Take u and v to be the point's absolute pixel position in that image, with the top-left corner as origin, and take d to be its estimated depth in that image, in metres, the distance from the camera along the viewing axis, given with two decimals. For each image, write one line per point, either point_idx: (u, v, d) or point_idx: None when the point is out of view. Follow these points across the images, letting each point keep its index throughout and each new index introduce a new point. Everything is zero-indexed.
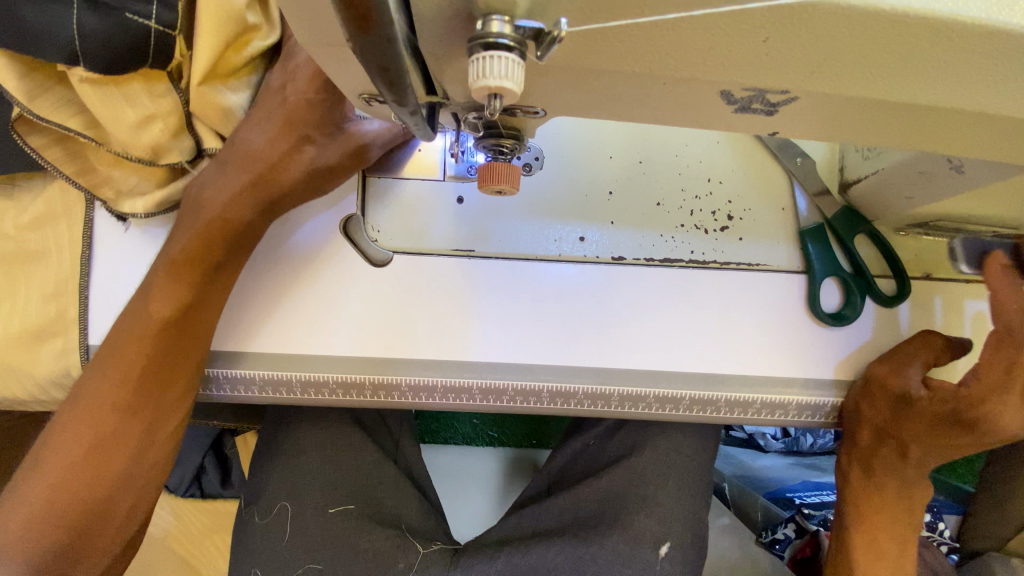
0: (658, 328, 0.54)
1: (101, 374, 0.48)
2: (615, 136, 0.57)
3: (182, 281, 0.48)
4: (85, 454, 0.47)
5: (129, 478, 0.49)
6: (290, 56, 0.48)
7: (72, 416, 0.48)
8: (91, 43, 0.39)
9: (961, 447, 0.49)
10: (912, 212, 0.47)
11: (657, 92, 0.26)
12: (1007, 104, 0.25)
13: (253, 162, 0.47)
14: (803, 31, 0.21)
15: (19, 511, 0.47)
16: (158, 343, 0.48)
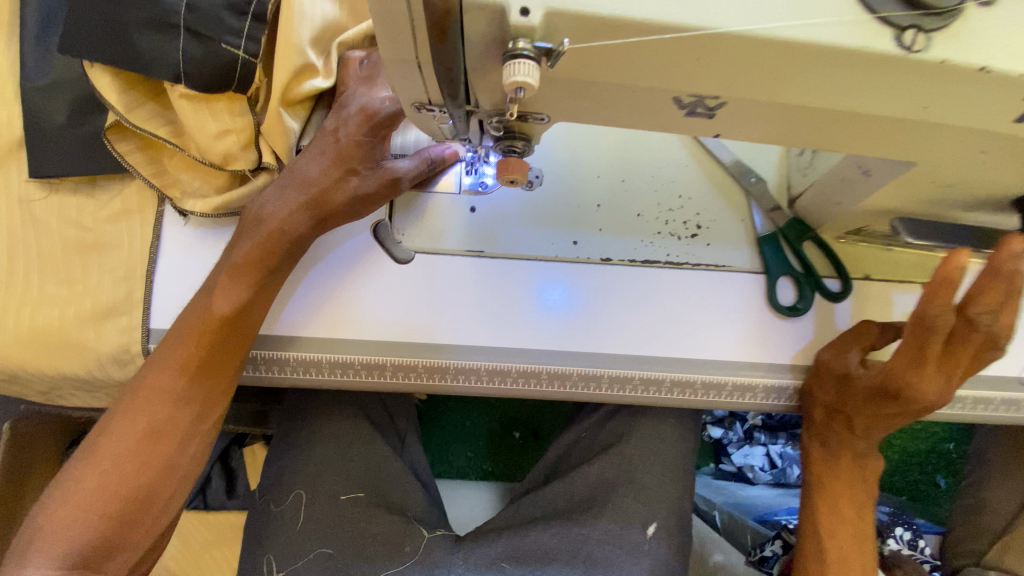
0: (642, 320, 0.63)
1: (158, 365, 0.55)
2: (601, 160, 0.68)
3: (241, 283, 0.56)
4: (138, 440, 0.53)
5: (173, 464, 0.55)
6: (340, 105, 0.59)
7: (129, 405, 0.54)
8: (193, 65, 0.52)
9: (896, 416, 0.56)
10: (843, 216, 0.57)
11: (631, 97, 0.36)
12: (876, 108, 0.35)
13: (308, 187, 0.57)
14: (720, 55, 0.31)
15: (74, 496, 0.52)
16: (214, 336, 0.55)
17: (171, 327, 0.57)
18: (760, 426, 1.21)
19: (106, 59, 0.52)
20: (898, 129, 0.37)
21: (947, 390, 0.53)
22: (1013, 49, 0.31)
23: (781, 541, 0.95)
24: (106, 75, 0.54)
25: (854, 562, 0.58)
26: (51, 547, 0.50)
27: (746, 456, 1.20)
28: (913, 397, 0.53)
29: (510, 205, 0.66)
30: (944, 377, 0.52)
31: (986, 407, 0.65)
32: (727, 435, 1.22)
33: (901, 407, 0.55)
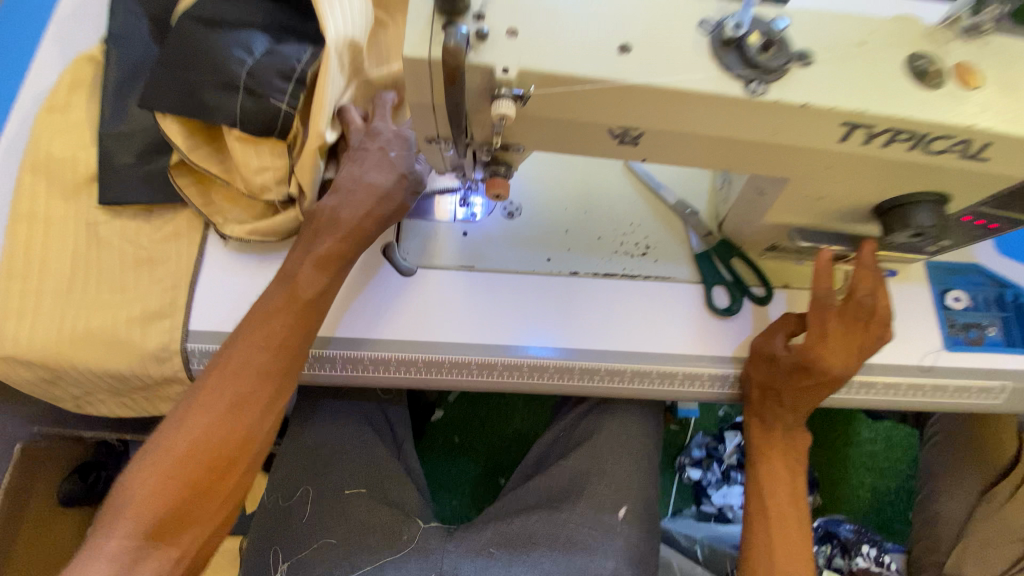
0: (604, 320, 0.76)
1: (246, 345, 0.65)
2: (568, 195, 0.83)
3: (325, 271, 0.69)
4: (225, 411, 0.62)
5: (254, 433, 0.64)
6: (372, 132, 0.74)
7: (217, 379, 0.63)
8: (247, 116, 0.69)
9: (816, 389, 0.69)
10: (755, 234, 0.73)
11: (580, 129, 0.52)
12: (747, 135, 0.50)
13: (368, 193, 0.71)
14: (633, 99, 0.47)
15: (169, 459, 0.60)
16: (297, 318, 0.67)
17: (253, 313, 0.67)
18: (736, 466, 1.36)
19: (180, 112, 0.69)
20: (766, 153, 0.53)
21: (849, 364, 0.66)
22: (826, 92, 0.47)
23: None
24: (175, 126, 0.70)
25: (788, 515, 0.69)
26: (145, 505, 0.58)
27: (726, 497, 1.34)
28: (823, 368, 0.66)
29: (495, 230, 0.80)
30: (846, 350, 0.66)
31: (894, 392, 0.77)
32: (706, 476, 1.37)
33: (816, 378, 0.67)
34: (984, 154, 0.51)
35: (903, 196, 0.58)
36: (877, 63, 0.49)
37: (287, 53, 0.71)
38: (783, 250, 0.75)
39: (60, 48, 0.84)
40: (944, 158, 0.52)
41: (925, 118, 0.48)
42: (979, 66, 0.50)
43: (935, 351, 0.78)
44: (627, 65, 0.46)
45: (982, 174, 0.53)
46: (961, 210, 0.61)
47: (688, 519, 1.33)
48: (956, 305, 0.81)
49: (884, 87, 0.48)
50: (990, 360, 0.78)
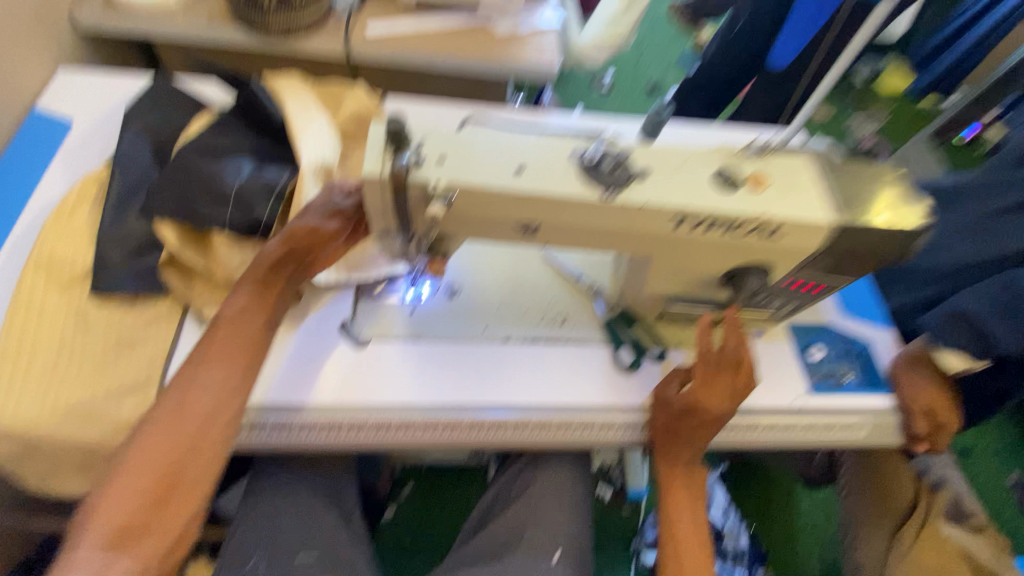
0: (532, 378, 0.90)
1: (191, 365, 0.71)
2: (498, 276, 1.00)
3: (243, 291, 0.75)
4: (169, 424, 0.67)
5: (200, 440, 0.68)
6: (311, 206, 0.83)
7: (165, 398, 0.69)
8: (232, 225, 0.86)
9: (706, 427, 0.84)
10: (645, 304, 0.92)
11: (493, 223, 0.71)
12: (613, 226, 0.70)
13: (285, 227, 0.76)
14: (526, 201, 0.67)
15: (126, 472, 0.65)
16: (230, 331, 0.73)
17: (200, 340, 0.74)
18: None
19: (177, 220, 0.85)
20: (629, 239, 0.73)
21: (730, 404, 0.82)
22: (659, 196, 0.68)
23: None
24: (171, 231, 0.86)
25: (691, 539, 0.82)
26: (106, 516, 0.63)
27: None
28: (707, 408, 0.82)
29: (438, 307, 0.95)
30: (726, 393, 0.81)
31: (773, 429, 0.94)
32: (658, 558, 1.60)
33: (701, 418, 0.83)
34: (779, 234, 0.72)
35: (738, 266, 0.79)
36: (695, 175, 0.71)
37: (270, 178, 0.90)
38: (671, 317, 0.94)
39: (69, 170, 1.01)
40: (753, 238, 0.73)
41: (729, 210, 0.69)
42: (766, 176, 0.74)
43: (803, 395, 0.95)
44: (522, 179, 0.67)
45: (783, 248, 0.75)
46: (785, 276, 0.82)
47: None
48: (815, 358, 1.00)
49: (700, 190, 0.70)
50: (847, 400, 0.96)
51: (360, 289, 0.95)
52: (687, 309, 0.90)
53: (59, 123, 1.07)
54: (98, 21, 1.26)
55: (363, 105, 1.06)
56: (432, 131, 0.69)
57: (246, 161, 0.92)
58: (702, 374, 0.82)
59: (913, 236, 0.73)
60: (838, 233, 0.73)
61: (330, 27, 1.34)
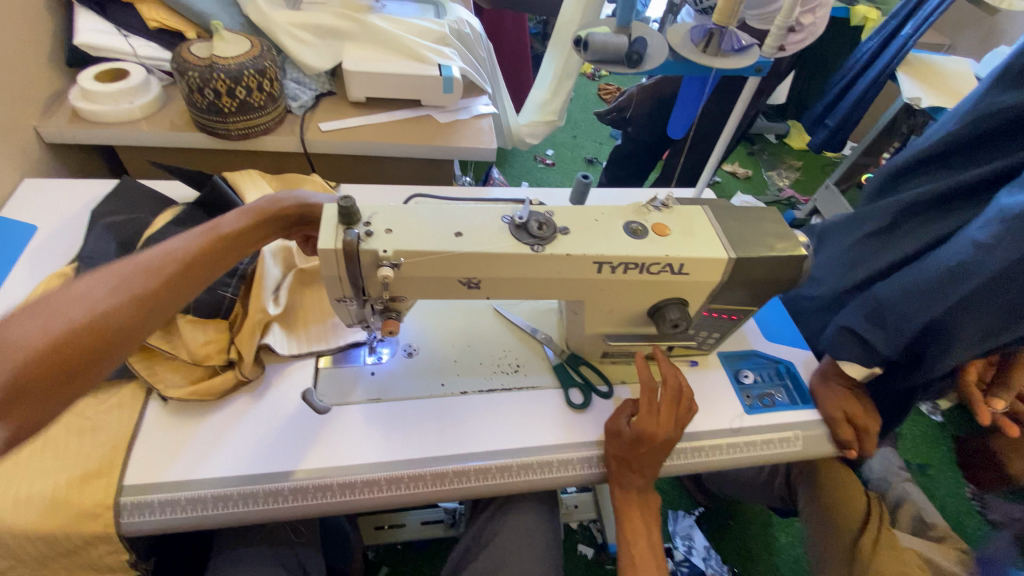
0: (490, 425, 0.96)
1: (174, 248, 0.76)
2: (452, 333, 1.08)
3: (241, 219, 0.85)
4: (129, 296, 0.69)
5: (142, 325, 0.70)
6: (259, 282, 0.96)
7: (126, 266, 0.72)
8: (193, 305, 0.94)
9: (656, 452, 0.90)
10: (587, 345, 1.02)
11: (439, 282, 0.80)
12: (544, 275, 0.81)
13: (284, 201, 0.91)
14: (466, 261, 0.77)
15: (54, 321, 0.63)
16: (206, 247, 0.79)
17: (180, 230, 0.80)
18: None
19: None
20: (561, 285, 0.84)
21: (675, 429, 0.90)
22: (580, 247, 0.79)
23: None
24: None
25: (649, 558, 0.92)
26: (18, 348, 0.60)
27: None
28: (656, 435, 0.88)
29: (397, 368, 1.01)
30: (670, 420, 0.89)
31: (720, 451, 1.01)
32: None
33: (653, 446, 0.89)
34: (686, 270, 0.85)
35: (658, 302, 0.90)
36: (608, 228, 0.83)
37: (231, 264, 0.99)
38: (613, 355, 1.04)
39: (35, 270, 1.05)
40: (665, 275, 0.85)
41: (639, 253, 0.81)
42: (668, 224, 0.87)
43: (740, 416, 1.05)
44: (460, 241, 0.77)
45: (693, 283, 0.87)
46: (701, 308, 0.94)
47: None
48: (747, 381, 1.11)
49: (615, 238, 0.82)
50: (779, 417, 1.07)
51: (322, 355, 1.01)
52: (625, 347, 1.00)
53: (24, 228, 1.12)
54: (65, 134, 1.35)
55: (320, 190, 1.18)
56: (379, 208, 0.79)
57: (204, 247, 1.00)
58: (649, 404, 0.89)
59: (795, 264, 0.87)
60: (735, 265, 0.85)
61: (287, 126, 1.48)
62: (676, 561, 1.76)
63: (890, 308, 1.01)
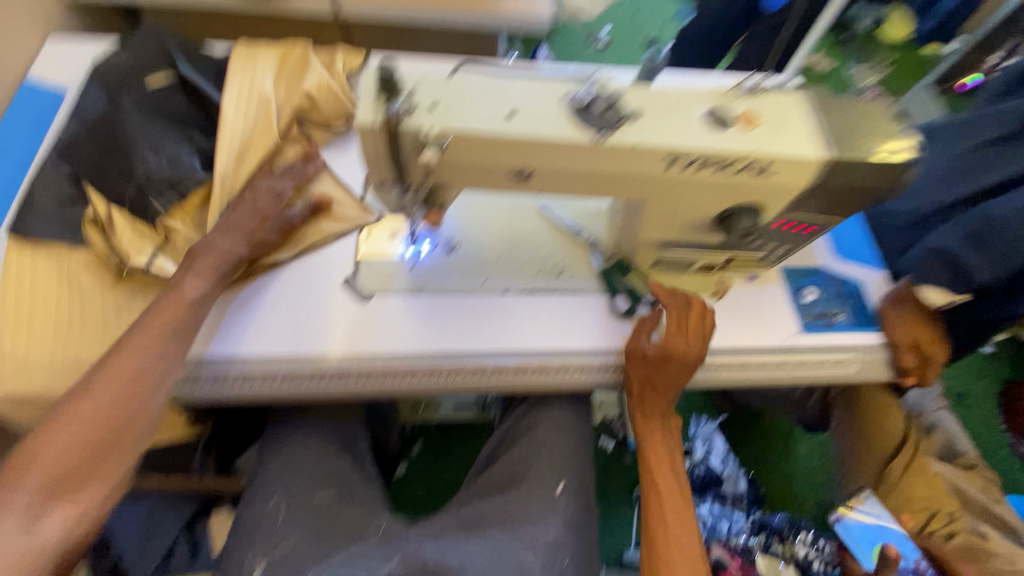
0: (531, 326, 0.93)
1: (144, 331, 0.74)
2: (495, 228, 1.02)
3: (207, 274, 0.81)
4: (122, 386, 0.69)
5: (151, 401, 0.72)
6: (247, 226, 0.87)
7: (111, 361, 0.71)
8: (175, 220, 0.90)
9: (680, 373, 0.88)
10: (640, 250, 0.94)
11: (487, 170, 0.72)
12: (605, 169, 0.71)
13: (240, 228, 0.85)
14: (519, 147, 0.68)
15: (62, 427, 0.66)
16: (184, 311, 0.78)
17: (145, 311, 0.76)
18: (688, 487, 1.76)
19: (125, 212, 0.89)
20: (623, 183, 0.74)
21: (701, 349, 0.87)
22: (652, 138, 0.69)
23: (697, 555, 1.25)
24: (106, 208, 0.90)
25: (672, 488, 0.89)
26: (46, 468, 0.64)
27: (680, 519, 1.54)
28: (682, 353, 0.86)
29: (438, 262, 0.97)
30: (695, 340, 0.87)
31: (764, 367, 0.98)
32: None
33: (678, 368, 0.88)
34: (771, 170, 0.74)
35: (730, 207, 0.80)
36: (685, 118, 0.72)
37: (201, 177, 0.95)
38: (666, 263, 0.97)
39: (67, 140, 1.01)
40: (745, 176, 0.74)
41: (717, 149, 0.70)
42: (756, 115, 0.75)
43: (794, 334, 0.99)
44: (513, 124, 0.68)
45: (774, 186, 0.76)
46: (776, 217, 0.83)
47: None
48: (808, 299, 1.03)
49: (691, 130, 0.71)
50: (839, 338, 0.99)
51: (359, 240, 0.97)
52: (682, 255, 0.92)
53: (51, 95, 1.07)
54: None
55: (321, 87, 1.04)
56: (422, 79, 0.69)
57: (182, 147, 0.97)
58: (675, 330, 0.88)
59: (900, 171, 0.74)
60: (829, 168, 0.74)
61: None
62: (694, 461, 1.82)
63: (998, 231, 0.91)
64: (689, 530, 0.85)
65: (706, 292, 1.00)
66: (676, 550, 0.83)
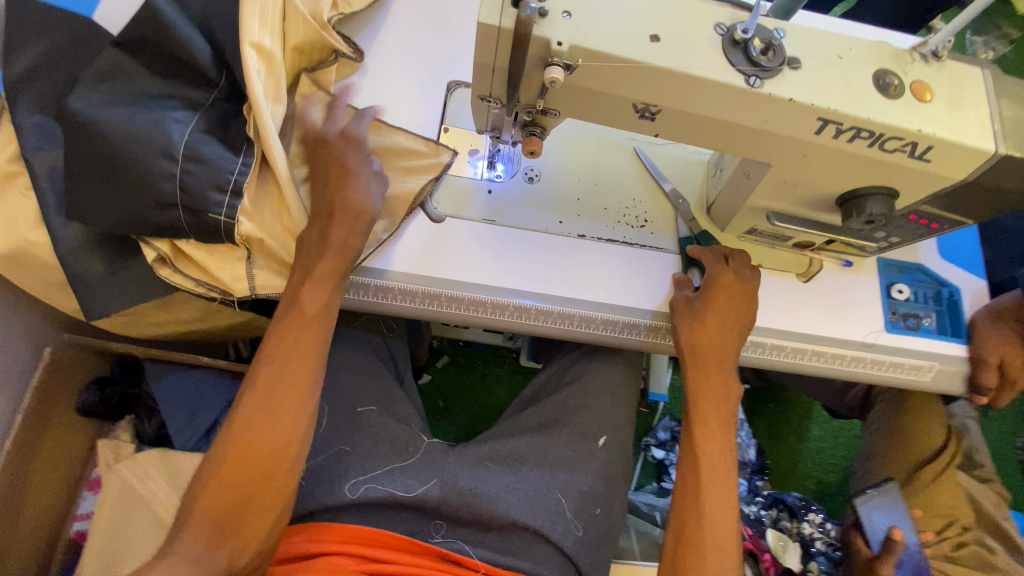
0: (604, 276, 0.88)
1: (272, 364, 0.72)
2: (581, 167, 0.94)
3: (322, 288, 0.74)
4: (262, 420, 0.70)
5: (292, 423, 0.71)
6: (331, 183, 0.76)
7: (249, 393, 0.71)
8: (236, 195, 0.74)
9: (734, 315, 0.81)
10: (737, 216, 0.86)
11: (608, 101, 0.63)
12: (744, 119, 0.62)
13: (347, 212, 0.75)
14: (655, 80, 0.59)
15: (226, 463, 0.68)
16: (310, 330, 0.74)
17: (271, 332, 0.74)
18: None
19: (194, 232, 0.74)
20: (757, 139, 0.65)
21: (751, 281, 0.83)
22: (808, 93, 0.60)
23: None
24: (167, 241, 0.75)
25: (719, 467, 0.74)
26: (213, 503, 0.67)
27: None
28: (729, 283, 0.82)
29: (516, 193, 0.91)
30: (748, 275, 0.83)
31: (842, 361, 0.91)
32: (667, 456, 1.55)
33: (723, 332, 0.80)
34: (927, 156, 0.64)
35: (858, 188, 0.71)
36: (851, 75, 0.62)
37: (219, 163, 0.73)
38: (759, 233, 0.90)
39: None
40: (896, 157, 0.65)
41: (879, 120, 0.61)
42: (931, 86, 0.63)
43: (877, 332, 0.93)
44: (655, 50, 0.58)
45: (924, 174, 0.66)
46: (906, 208, 0.75)
47: (648, 494, 1.51)
48: (899, 296, 0.95)
49: (853, 93, 0.61)
50: (920, 344, 0.93)
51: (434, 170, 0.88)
52: (782, 229, 0.84)
53: None
54: None
55: (308, 29, 0.85)
56: None
57: (179, 126, 0.72)
58: (726, 291, 0.81)
59: None
60: (993, 164, 0.64)
61: None
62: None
63: None
64: (730, 519, 0.71)
65: (793, 271, 0.94)
66: (708, 536, 0.70)
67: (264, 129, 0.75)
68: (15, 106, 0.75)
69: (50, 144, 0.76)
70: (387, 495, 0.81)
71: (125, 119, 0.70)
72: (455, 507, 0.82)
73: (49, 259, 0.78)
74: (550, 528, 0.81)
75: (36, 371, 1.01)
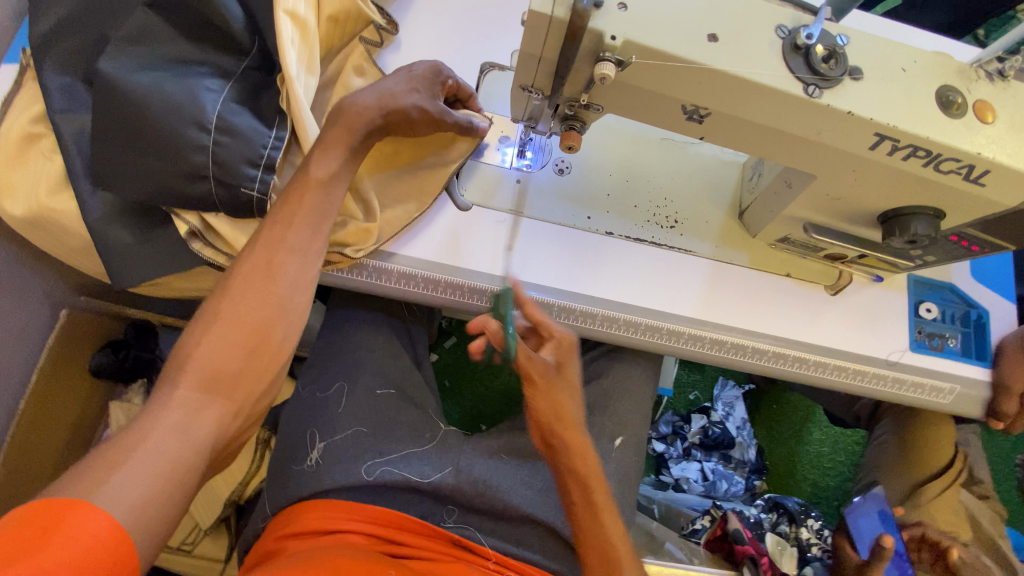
0: (629, 276, 0.86)
1: (273, 227, 0.69)
2: (613, 163, 0.92)
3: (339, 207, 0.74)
4: (262, 283, 0.66)
5: (292, 294, 0.68)
6: (380, 82, 0.76)
7: (248, 253, 0.67)
8: (265, 169, 0.72)
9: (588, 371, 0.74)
10: (773, 223, 0.83)
11: (657, 100, 0.60)
12: (800, 130, 0.60)
13: (381, 90, 0.75)
14: (710, 83, 0.57)
15: (221, 322, 0.63)
16: (314, 192, 0.71)
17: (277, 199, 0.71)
18: None
19: (222, 207, 0.72)
20: (808, 150, 0.63)
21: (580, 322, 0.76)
22: (867, 106, 0.57)
23: (710, 517, 1.35)
24: (194, 214, 0.74)
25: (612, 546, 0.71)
26: (205, 360, 0.61)
27: (684, 471, 1.51)
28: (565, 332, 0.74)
29: (546, 184, 0.89)
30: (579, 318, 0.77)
31: (864, 377, 0.89)
32: (668, 450, 1.55)
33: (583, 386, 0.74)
34: (982, 181, 0.61)
35: (906, 206, 0.68)
36: (913, 90, 0.59)
37: (247, 130, 0.71)
38: (793, 242, 0.88)
39: None
40: (949, 179, 0.62)
41: (938, 140, 0.58)
42: (996, 106, 0.60)
43: (901, 351, 0.91)
44: (713, 50, 0.55)
45: (975, 198, 0.64)
46: (950, 230, 0.72)
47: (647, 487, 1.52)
48: (926, 316, 0.93)
49: (913, 109, 0.58)
50: (944, 366, 0.91)
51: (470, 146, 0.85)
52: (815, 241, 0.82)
53: None
54: None
55: None
56: None
57: (211, 95, 0.71)
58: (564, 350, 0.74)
59: None
60: None
61: None
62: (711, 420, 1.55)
63: None
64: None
65: (824, 284, 0.92)
66: None
67: (296, 100, 0.74)
68: (43, 68, 0.74)
69: (81, 109, 0.75)
70: (402, 479, 0.82)
71: (156, 83, 0.69)
72: (467, 495, 0.83)
73: (74, 224, 0.77)
74: (561, 523, 0.83)
75: (53, 330, 1.02)
